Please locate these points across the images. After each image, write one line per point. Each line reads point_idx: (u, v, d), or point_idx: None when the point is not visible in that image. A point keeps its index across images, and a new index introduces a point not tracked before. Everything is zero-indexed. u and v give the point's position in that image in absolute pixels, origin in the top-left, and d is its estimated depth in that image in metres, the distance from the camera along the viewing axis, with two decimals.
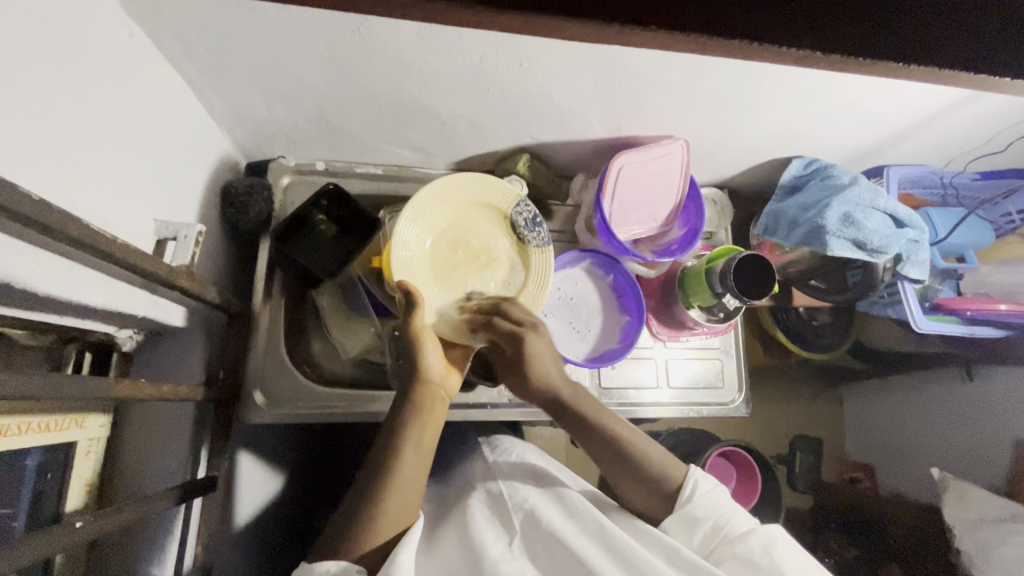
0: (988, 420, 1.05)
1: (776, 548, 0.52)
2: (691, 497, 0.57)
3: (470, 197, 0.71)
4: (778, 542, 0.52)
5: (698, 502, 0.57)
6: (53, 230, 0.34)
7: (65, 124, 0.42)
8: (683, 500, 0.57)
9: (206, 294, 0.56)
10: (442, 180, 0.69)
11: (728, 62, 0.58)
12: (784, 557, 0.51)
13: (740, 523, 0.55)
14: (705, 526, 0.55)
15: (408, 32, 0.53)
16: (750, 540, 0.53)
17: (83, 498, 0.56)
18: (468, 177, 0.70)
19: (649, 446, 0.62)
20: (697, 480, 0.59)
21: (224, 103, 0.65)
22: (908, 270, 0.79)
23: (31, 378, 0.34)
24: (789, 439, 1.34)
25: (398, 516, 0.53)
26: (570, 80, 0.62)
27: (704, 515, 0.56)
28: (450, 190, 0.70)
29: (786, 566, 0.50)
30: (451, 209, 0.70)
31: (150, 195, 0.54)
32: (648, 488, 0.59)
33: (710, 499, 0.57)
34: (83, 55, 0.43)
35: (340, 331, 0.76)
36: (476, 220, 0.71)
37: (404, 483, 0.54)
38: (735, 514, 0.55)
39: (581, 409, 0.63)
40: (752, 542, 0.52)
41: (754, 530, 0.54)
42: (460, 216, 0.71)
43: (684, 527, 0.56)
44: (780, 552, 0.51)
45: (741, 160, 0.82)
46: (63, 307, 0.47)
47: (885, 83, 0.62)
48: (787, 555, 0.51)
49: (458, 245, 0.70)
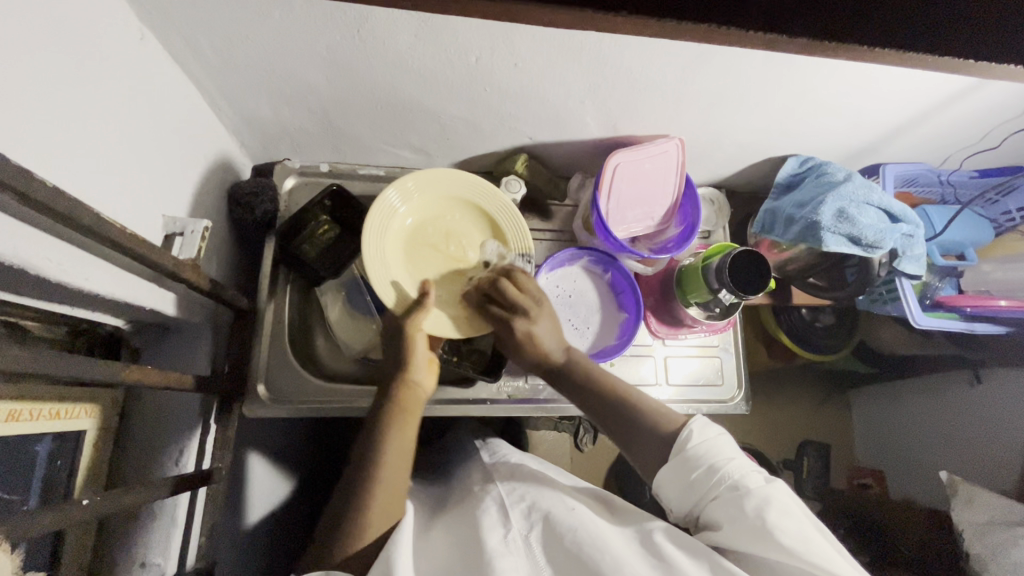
0: (997, 421, 1.03)
1: (770, 511, 0.49)
2: (687, 445, 0.55)
3: (441, 191, 0.71)
4: (773, 504, 0.49)
5: (691, 453, 0.54)
6: (64, 216, 0.36)
7: (76, 119, 0.44)
8: (678, 447, 0.56)
9: (211, 288, 0.58)
10: (413, 175, 0.70)
11: (719, 59, 0.59)
12: (777, 522, 0.48)
13: (737, 478, 0.52)
14: (700, 474, 0.53)
15: (406, 33, 0.55)
16: (744, 500, 0.50)
17: (91, 487, 0.57)
18: (442, 172, 0.71)
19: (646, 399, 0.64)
20: (694, 431, 0.56)
21: (230, 105, 0.67)
22: (905, 266, 0.81)
23: (42, 357, 0.36)
24: (795, 444, 1.32)
25: (382, 515, 0.54)
26: (564, 79, 0.64)
27: (698, 468, 0.54)
28: (426, 184, 0.71)
29: (778, 532, 0.48)
30: (428, 204, 0.72)
31: (156, 192, 0.56)
32: (650, 433, 0.59)
33: (705, 451, 0.54)
34: (93, 53, 0.46)
35: (342, 330, 0.77)
36: (452, 212, 0.72)
37: (386, 482, 0.56)
38: (731, 469, 0.53)
39: (574, 368, 0.68)
40: (743, 505, 0.50)
41: (749, 489, 0.51)
42: (436, 212, 0.72)
43: (679, 474, 0.55)
44: (774, 515, 0.49)
45: (737, 160, 0.83)
46: (74, 296, 0.49)
47: (875, 78, 0.62)
48: (782, 518, 0.49)
49: (436, 238, 0.71)
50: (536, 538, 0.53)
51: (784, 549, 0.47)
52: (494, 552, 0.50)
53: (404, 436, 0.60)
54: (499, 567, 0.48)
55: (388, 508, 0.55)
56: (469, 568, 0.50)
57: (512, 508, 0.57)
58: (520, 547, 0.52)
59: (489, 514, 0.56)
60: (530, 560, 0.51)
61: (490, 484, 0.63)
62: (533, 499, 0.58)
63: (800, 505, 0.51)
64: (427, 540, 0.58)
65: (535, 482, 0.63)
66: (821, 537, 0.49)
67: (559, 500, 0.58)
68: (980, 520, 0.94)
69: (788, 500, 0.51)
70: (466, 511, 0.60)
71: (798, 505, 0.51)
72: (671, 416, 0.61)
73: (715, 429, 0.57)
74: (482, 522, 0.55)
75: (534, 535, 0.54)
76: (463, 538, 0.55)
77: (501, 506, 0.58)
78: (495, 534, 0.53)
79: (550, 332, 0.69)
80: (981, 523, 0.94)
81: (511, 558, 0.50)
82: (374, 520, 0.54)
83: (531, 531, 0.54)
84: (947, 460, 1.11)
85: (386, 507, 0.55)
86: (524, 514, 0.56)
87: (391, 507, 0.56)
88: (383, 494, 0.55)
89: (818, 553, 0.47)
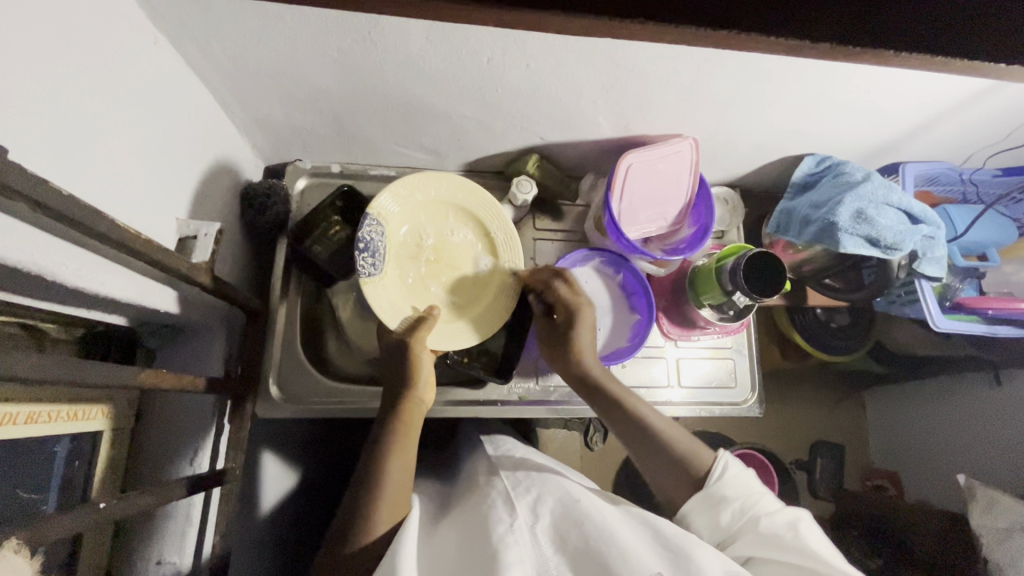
0: (1018, 424, 1.01)
1: (801, 524, 0.55)
2: (719, 476, 0.60)
3: (431, 195, 0.71)
4: (803, 520, 0.55)
5: (730, 479, 0.59)
6: (81, 224, 0.37)
7: (90, 124, 0.44)
8: (710, 480, 0.60)
9: (224, 291, 0.58)
10: (410, 176, 0.69)
11: (734, 59, 0.58)
12: (809, 534, 0.54)
13: (766, 503, 0.57)
14: (733, 504, 0.57)
15: (417, 35, 0.55)
16: (779, 518, 0.56)
17: (109, 488, 0.59)
18: (436, 175, 0.71)
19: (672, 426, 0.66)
20: (729, 463, 0.61)
21: (243, 107, 0.67)
22: (925, 267, 0.79)
23: (60, 363, 0.36)
24: (808, 445, 1.30)
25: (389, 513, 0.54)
26: (577, 80, 0.63)
27: (734, 494, 0.58)
28: (420, 184, 0.70)
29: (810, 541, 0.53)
30: (418, 212, 0.71)
31: (171, 196, 0.57)
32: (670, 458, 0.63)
33: (740, 480, 0.60)
34: (106, 57, 0.46)
35: (353, 330, 0.79)
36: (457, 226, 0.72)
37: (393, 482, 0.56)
38: (767, 499, 0.58)
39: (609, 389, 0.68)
40: (775, 520, 0.55)
41: (782, 510, 0.57)
42: (428, 213, 0.71)
43: (710, 506, 0.58)
44: (806, 529, 0.54)
45: (751, 159, 0.81)
46: (89, 299, 0.50)
47: (898, 76, 0.61)
48: (813, 533, 0.54)
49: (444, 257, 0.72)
50: (542, 529, 0.53)
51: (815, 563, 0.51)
52: (501, 543, 0.49)
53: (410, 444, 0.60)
54: (504, 558, 0.47)
55: (399, 503, 0.56)
56: (478, 559, 0.50)
57: (516, 497, 0.57)
58: (526, 537, 0.51)
59: (495, 508, 0.55)
60: (536, 550, 0.50)
61: (495, 477, 0.62)
62: (538, 493, 0.57)
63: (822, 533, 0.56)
64: (429, 541, 0.57)
65: (542, 476, 0.62)
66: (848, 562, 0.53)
67: (565, 491, 0.58)
68: (999, 525, 0.93)
69: (813, 526, 0.56)
70: (471, 507, 0.59)
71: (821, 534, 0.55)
72: (703, 458, 0.62)
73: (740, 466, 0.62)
74: (490, 512, 0.55)
75: (541, 525, 0.53)
76: (468, 534, 0.54)
77: (508, 499, 0.57)
78: (501, 526, 0.52)
79: (586, 328, 0.70)
80: (1001, 527, 0.92)
81: (518, 549, 0.49)
82: (382, 513, 0.54)
83: (537, 521, 0.53)
84: (964, 463, 1.09)
85: (395, 502, 0.56)
86: (531, 506, 0.55)
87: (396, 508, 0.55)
88: (394, 491, 0.56)
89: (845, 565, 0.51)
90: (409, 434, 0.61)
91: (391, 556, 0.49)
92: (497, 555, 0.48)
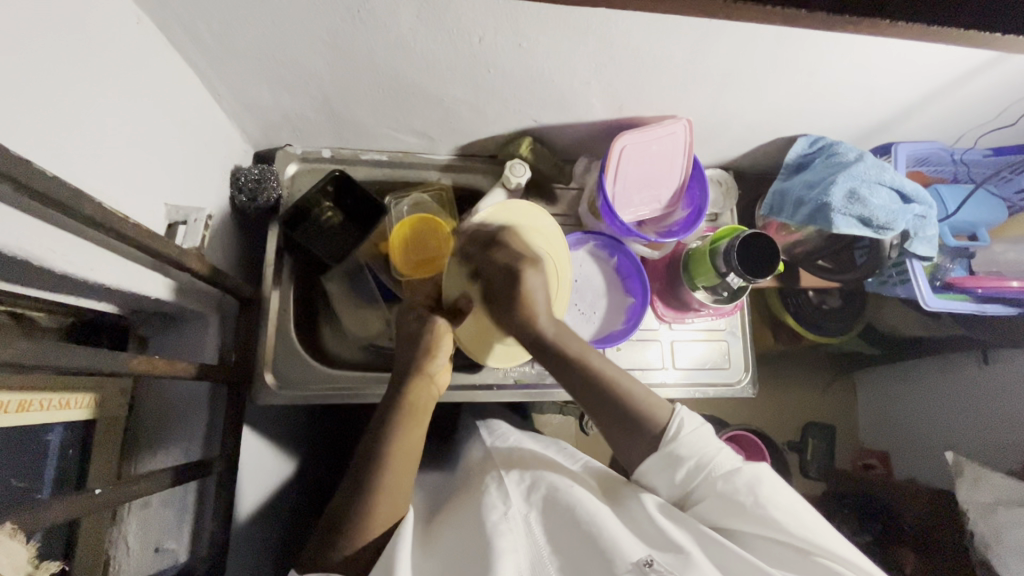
0: (1002, 401, 1.03)
1: (761, 487, 0.53)
2: (676, 436, 0.57)
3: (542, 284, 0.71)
4: (762, 481, 0.53)
5: (684, 440, 0.57)
6: (67, 206, 0.36)
7: (74, 106, 0.43)
8: (667, 440, 0.57)
9: (215, 276, 0.57)
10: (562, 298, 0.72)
11: (728, 38, 0.58)
12: (768, 495, 0.52)
13: (724, 462, 0.55)
14: (688, 463, 0.56)
15: (407, 14, 0.54)
16: (737, 479, 0.53)
17: (105, 475, 0.59)
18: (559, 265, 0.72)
19: (632, 381, 0.63)
20: (683, 419, 0.59)
21: (230, 91, 0.66)
22: (915, 247, 0.79)
23: (53, 350, 0.36)
24: (800, 426, 1.31)
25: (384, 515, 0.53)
26: (570, 60, 0.62)
27: (689, 453, 0.56)
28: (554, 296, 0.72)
29: (769, 505, 0.51)
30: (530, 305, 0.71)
31: (160, 180, 0.57)
32: (625, 419, 0.60)
33: (695, 438, 0.57)
34: (88, 38, 0.45)
35: (349, 316, 0.80)
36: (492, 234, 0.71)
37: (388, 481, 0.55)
38: (723, 457, 0.56)
39: (566, 344, 0.64)
40: (735, 482, 0.53)
41: (739, 469, 0.54)
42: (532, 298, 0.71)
43: (666, 464, 0.57)
44: (765, 490, 0.52)
45: (745, 141, 0.81)
46: (80, 288, 0.49)
47: (892, 52, 0.60)
48: (772, 494, 0.52)
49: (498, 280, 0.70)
50: (536, 518, 0.54)
51: (777, 523, 0.50)
52: (493, 531, 0.50)
53: (417, 427, 0.60)
54: (497, 544, 0.48)
55: (391, 499, 0.54)
56: (470, 547, 0.50)
57: (514, 485, 0.58)
58: (520, 525, 0.52)
59: (490, 495, 0.56)
60: (530, 539, 0.51)
61: (490, 466, 0.63)
62: (531, 480, 0.58)
63: (786, 485, 0.54)
64: (425, 532, 0.58)
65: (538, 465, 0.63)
66: (809, 505, 0.53)
67: (559, 478, 0.59)
68: (986, 500, 0.95)
69: (775, 478, 0.54)
70: (468, 496, 0.60)
71: (788, 488, 0.54)
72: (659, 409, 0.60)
73: (697, 420, 0.59)
74: (487, 499, 0.56)
75: (534, 515, 0.54)
76: (463, 522, 0.55)
77: (502, 486, 0.58)
78: (495, 513, 0.53)
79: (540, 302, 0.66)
80: (987, 502, 0.94)
81: (512, 537, 0.50)
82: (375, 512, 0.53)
83: (531, 511, 0.54)
84: (952, 441, 1.11)
85: (391, 505, 0.54)
86: (524, 495, 0.56)
87: (398, 507, 0.55)
88: (390, 495, 0.54)
89: (808, 528, 0.50)
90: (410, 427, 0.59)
91: (385, 557, 0.49)
92: (492, 541, 0.49)
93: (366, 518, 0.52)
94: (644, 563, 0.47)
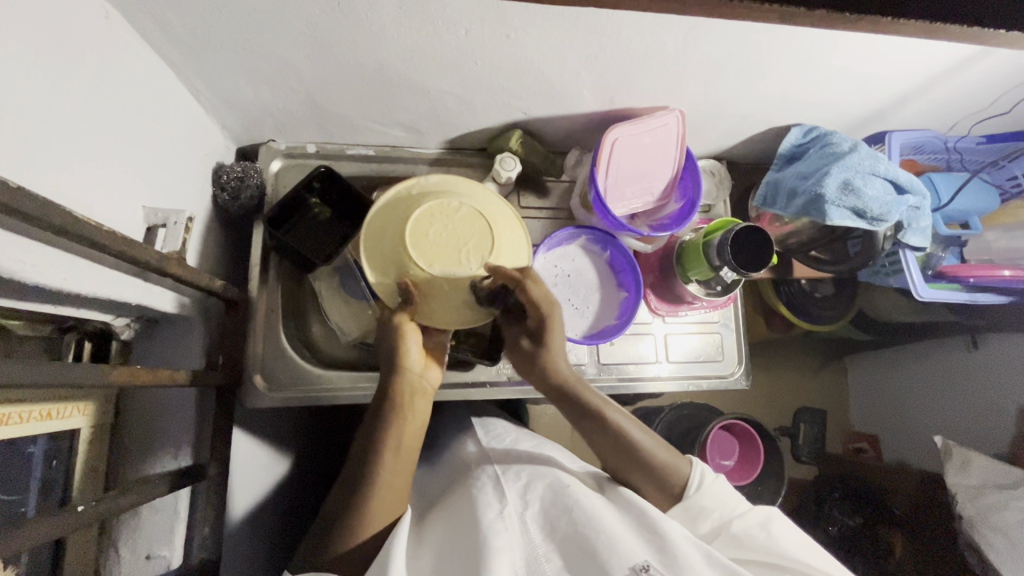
0: (991, 386, 1.04)
1: (772, 524, 0.56)
2: (692, 487, 0.59)
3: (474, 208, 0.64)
4: (774, 519, 0.57)
5: (701, 492, 0.59)
6: (32, 218, 0.34)
7: (43, 110, 0.41)
8: (684, 492, 0.59)
9: (200, 281, 0.56)
10: (503, 212, 0.67)
11: (721, 27, 0.56)
12: (781, 531, 0.55)
13: (740, 507, 0.58)
14: (711, 516, 0.57)
15: (389, 5, 0.52)
16: (753, 519, 0.56)
17: (89, 484, 0.58)
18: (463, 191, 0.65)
19: (654, 442, 0.63)
20: (701, 474, 0.61)
21: (209, 86, 0.64)
22: (908, 236, 0.80)
23: (26, 367, 0.34)
24: (792, 412, 1.32)
25: (375, 518, 0.53)
26: (559, 51, 0.60)
27: (711, 505, 0.58)
28: (495, 209, 0.66)
29: (785, 540, 0.54)
30: (476, 230, 0.63)
31: (139, 182, 0.55)
32: (648, 474, 0.60)
33: (710, 490, 0.59)
34: (54, 34, 0.42)
35: (336, 314, 0.76)
36: (402, 209, 0.63)
37: (378, 482, 0.54)
38: (739, 504, 0.58)
39: (585, 399, 0.65)
40: (750, 521, 0.56)
41: (753, 510, 0.57)
42: (483, 228, 0.63)
43: (675, 501, 0.59)
44: (777, 528, 0.56)
45: (739, 131, 0.80)
46: (58, 298, 0.48)
47: (887, 40, 0.59)
48: (783, 531, 0.55)
49: (431, 245, 0.61)
50: (531, 514, 0.53)
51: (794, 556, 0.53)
52: (489, 529, 0.49)
53: (408, 425, 0.58)
54: (492, 543, 0.48)
55: (390, 499, 0.54)
56: (464, 548, 0.49)
57: (511, 484, 0.57)
58: (516, 525, 0.52)
59: (485, 493, 0.56)
60: (526, 537, 0.51)
61: (486, 462, 0.63)
62: (528, 477, 0.58)
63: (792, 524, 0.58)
64: (420, 527, 0.58)
65: (533, 461, 0.63)
66: (819, 547, 0.56)
67: (555, 475, 0.58)
68: (974, 483, 0.96)
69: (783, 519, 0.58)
70: (461, 491, 0.59)
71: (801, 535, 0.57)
72: (678, 470, 0.61)
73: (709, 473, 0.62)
74: (483, 498, 0.55)
75: (530, 512, 0.54)
76: (455, 521, 0.54)
77: (497, 485, 0.57)
78: (489, 512, 0.52)
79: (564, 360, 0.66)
80: (975, 485, 0.96)
81: (507, 536, 0.50)
82: (366, 516, 0.52)
83: (528, 509, 0.54)
84: (942, 426, 1.12)
85: (382, 507, 0.53)
86: (520, 493, 0.56)
87: (391, 506, 0.54)
88: (384, 495, 0.53)
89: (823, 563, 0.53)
90: (405, 418, 0.58)
91: (380, 556, 0.48)
92: (489, 542, 0.48)
93: (358, 523, 0.52)
94: (641, 569, 0.47)
